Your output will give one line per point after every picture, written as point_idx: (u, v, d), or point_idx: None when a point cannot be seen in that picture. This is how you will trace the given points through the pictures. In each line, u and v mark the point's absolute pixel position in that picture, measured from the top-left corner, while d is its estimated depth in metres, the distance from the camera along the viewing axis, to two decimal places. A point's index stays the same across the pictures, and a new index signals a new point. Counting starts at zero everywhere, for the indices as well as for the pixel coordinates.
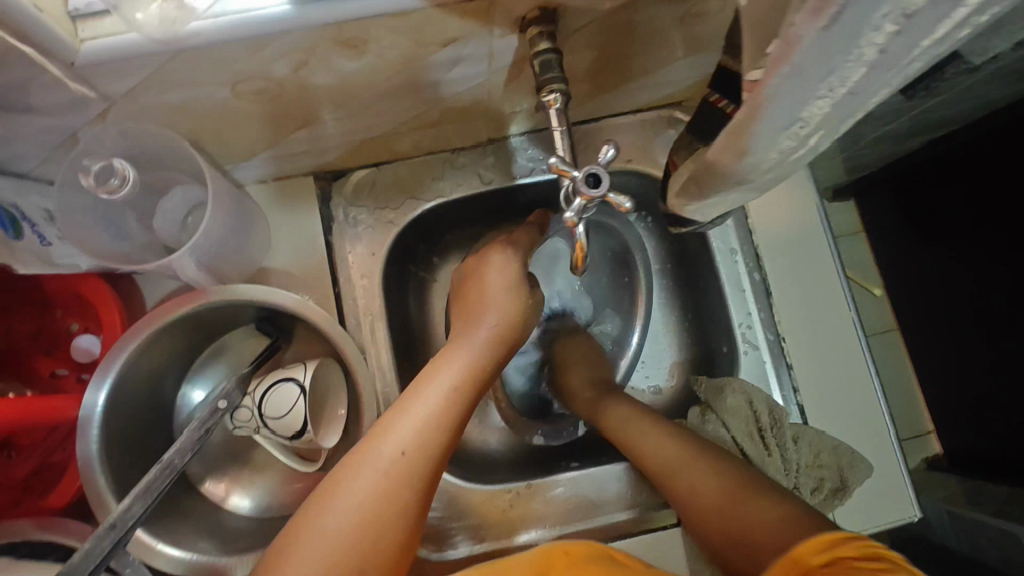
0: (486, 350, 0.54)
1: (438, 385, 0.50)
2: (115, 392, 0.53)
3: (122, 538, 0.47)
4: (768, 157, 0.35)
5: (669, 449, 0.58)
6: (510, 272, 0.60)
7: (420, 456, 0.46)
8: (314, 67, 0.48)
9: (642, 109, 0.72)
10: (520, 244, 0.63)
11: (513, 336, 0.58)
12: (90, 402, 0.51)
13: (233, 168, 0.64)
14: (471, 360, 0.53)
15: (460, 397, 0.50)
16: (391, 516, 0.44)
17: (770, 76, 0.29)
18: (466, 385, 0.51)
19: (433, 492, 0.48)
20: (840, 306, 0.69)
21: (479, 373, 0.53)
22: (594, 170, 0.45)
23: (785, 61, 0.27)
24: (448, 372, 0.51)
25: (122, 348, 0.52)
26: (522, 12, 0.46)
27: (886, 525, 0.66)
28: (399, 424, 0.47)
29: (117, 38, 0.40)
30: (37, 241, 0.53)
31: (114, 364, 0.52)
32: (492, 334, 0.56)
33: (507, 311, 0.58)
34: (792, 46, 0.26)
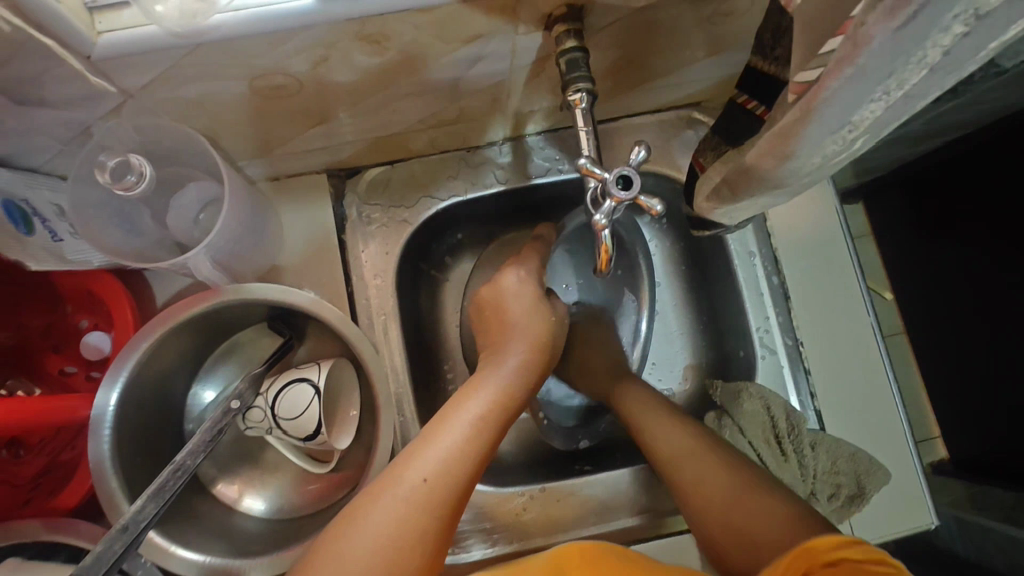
0: (515, 380, 0.54)
1: (463, 417, 0.49)
2: (127, 391, 0.52)
3: (135, 540, 0.46)
4: (812, 161, 0.34)
5: (675, 436, 0.57)
6: (528, 295, 0.60)
7: (445, 487, 0.46)
8: (333, 63, 0.47)
9: (659, 109, 0.71)
10: (529, 261, 0.62)
11: (541, 366, 0.57)
12: (103, 401, 0.50)
13: (246, 164, 0.62)
14: (498, 391, 0.52)
15: (484, 429, 0.50)
16: (411, 540, 0.43)
17: (830, 77, 0.27)
18: (490, 417, 0.50)
19: (455, 524, 0.47)
20: (858, 311, 0.69)
21: (506, 404, 0.52)
22: (625, 172, 0.43)
23: (850, 62, 0.26)
24: (472, 405, 0.50)
25: (135, 347, 0.51)
26: (548, 9, 0.45)
27: (904, 532, 0.65)
28: (424, 456, 0.46)
29: (137, 30, 0.39)
30: (49, 236, 0.52)
31: (128, 361, 0.51)
32: (519, 363, 0.55)
33: (536, 339, 0.57)
34: (860, 46, 0.25)
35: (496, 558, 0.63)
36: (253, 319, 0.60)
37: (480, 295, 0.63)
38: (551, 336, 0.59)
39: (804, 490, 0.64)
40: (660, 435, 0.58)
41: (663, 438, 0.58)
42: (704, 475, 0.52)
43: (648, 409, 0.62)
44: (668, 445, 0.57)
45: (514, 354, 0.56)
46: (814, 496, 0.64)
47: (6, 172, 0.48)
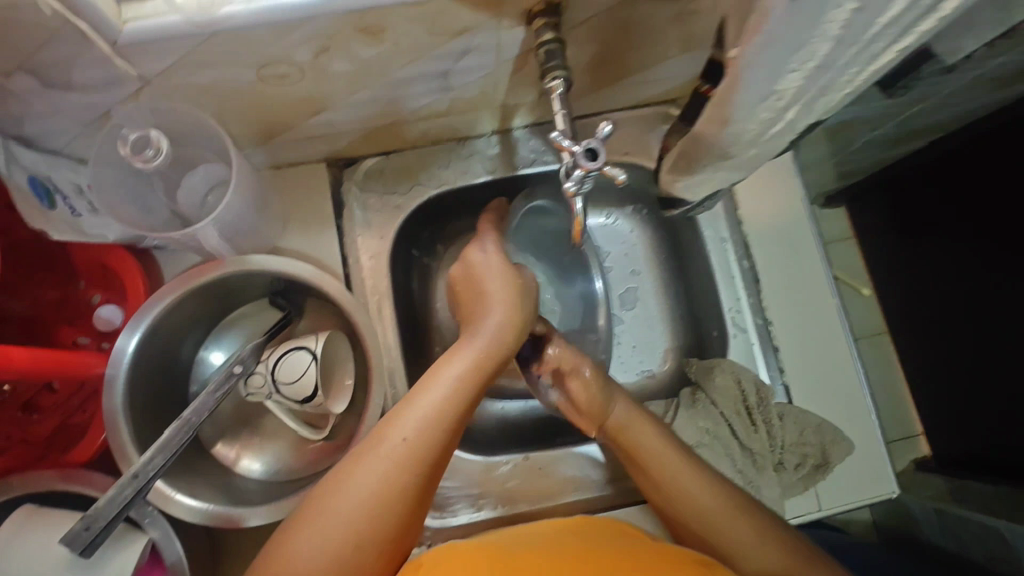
0: (492, 343, 0.57)
1: (442, 381, 0.53)
2: (146, 338, 0.56)
3: (144, 487, 0.50)
4: (750, 127, 0.38)
5: (712, 499, 0.58)
6: (498, 263, 0.63)
7: (424, 444, 0.50)
8: (333, 53, 0.52)
9: (638, 105, 0.76)
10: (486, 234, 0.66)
11: (519, 327, 0.60)
12: (123, 344, 0.54)
13: (250, 152, 0.67)
14: (475, 354, 0.56)
15: (461, 390, 0.53)
16: (391, 496, 0.48)
17: (745, 47, 0.30)
18: (468, 378, 0.54)
19: (435, 477, 0.51)
20: (824, 293, 0.73)
21: (484, 365, 0.56)
22: (593, 145, 0.47)
23: (757, 33, 0.29)
24: (452, 368, 0.54)
25: (151, 307, 0.56)
26: (528, 5, 0.50)
27: (867, 501, 0.69)
28: (405, 416, 0.50)
29: (160, 19, 0.43)
30: (69, 212, 0.56)
31: (149, 314, 0.55)
32: (494, 329, 0.58)
33: (510, 301, 0.60)
34: (763, 18, 0.28)
35: (482, 523, 0.67)
36: (255, 293, 0.65)
37: (456, 272, 0.67)
38: (523, 298, 0.62)
39: (772, 459, 0.69)
40: (692, 493, 0.58)
41: (698, 498, 0.58)
42: (755, 548, 0.54)
43: (663, 454, 0.61)
44: (704, 505, 0.58)
45: (491, 319, 0.59)
46: (782, 464, 0.69)
47: (30, 153, 0.54)
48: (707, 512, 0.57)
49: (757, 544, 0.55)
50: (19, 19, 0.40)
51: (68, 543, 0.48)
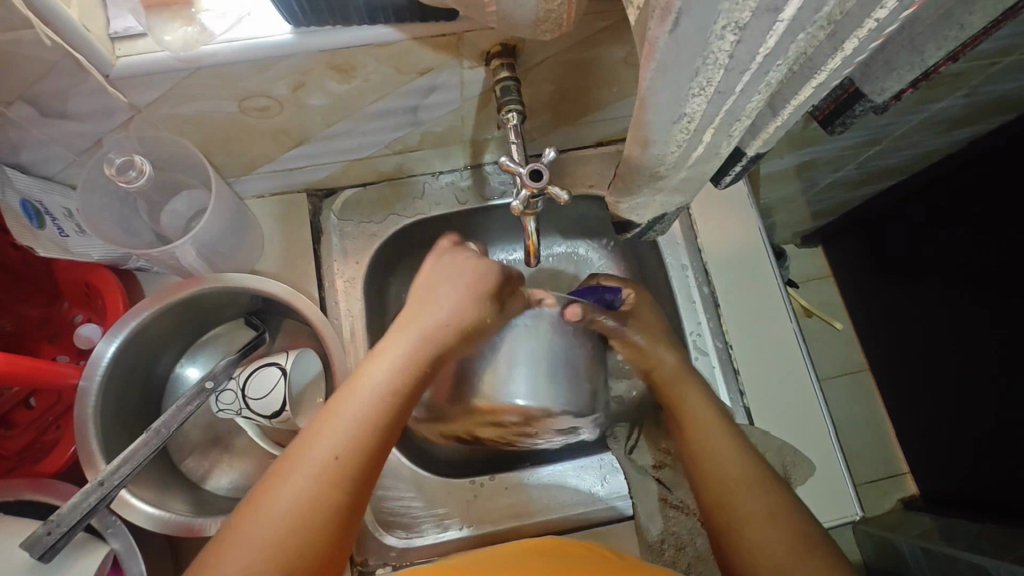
0: (436, 334, 0.57)
1: (370, 386, 0.52)
2: (123, 346, 0.58)
3: (108, 496, 0.51)
4: (670, 148, 0.42)
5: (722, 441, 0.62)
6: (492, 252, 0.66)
7: (350, 458, 0.49)
8: (310, 88, 0.57)
9: (602, 143, 0.81)
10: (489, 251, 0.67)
11: (469, 313, 0.59)
12: (102, 350, 0.56)
13: (235, 181, 0.72)
14: (406, 354, 0.55)
15: (388, 400, 0.52)
16: (319, 517, 0.46)
17: (646, 73, 0.35)
18: (399, 382, 0.53)
19: (366, 489, 0.50)
20: (782, 318, 0.76)
21: (416, 365, 0.55)
22: (537, 167, 0.52)
23: (653, 59, 0.33)
24: (378, 372, 0.53)
25: (133, 317, 0.58)
26: (486, 47, 0.55)
27: (831, 523, 0.70)
28: (329, 431, 0.49)
29: (149, 56, 0.48)
30: (57, 232, 0.59)
31: (129, 323, 0.58)
32: (424, 334, 0.56)
33: (468, 289, 0.60)
34: (654, 48, 0.32)
35: (449, 543, 0.67)
36: (232, 312, 0.68)
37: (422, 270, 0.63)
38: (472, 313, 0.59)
39: None
40: (723, 462, 0.60)
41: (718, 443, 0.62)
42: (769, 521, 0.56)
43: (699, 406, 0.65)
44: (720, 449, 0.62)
45: (430, 321, 0.57)
46: None
47: (25, 177, 0.58)
48: (729, 478, 0.59)
49: (766, 521, 0.56)
50: (23, 53, 0.45)
51: (26, 547, 0.48)
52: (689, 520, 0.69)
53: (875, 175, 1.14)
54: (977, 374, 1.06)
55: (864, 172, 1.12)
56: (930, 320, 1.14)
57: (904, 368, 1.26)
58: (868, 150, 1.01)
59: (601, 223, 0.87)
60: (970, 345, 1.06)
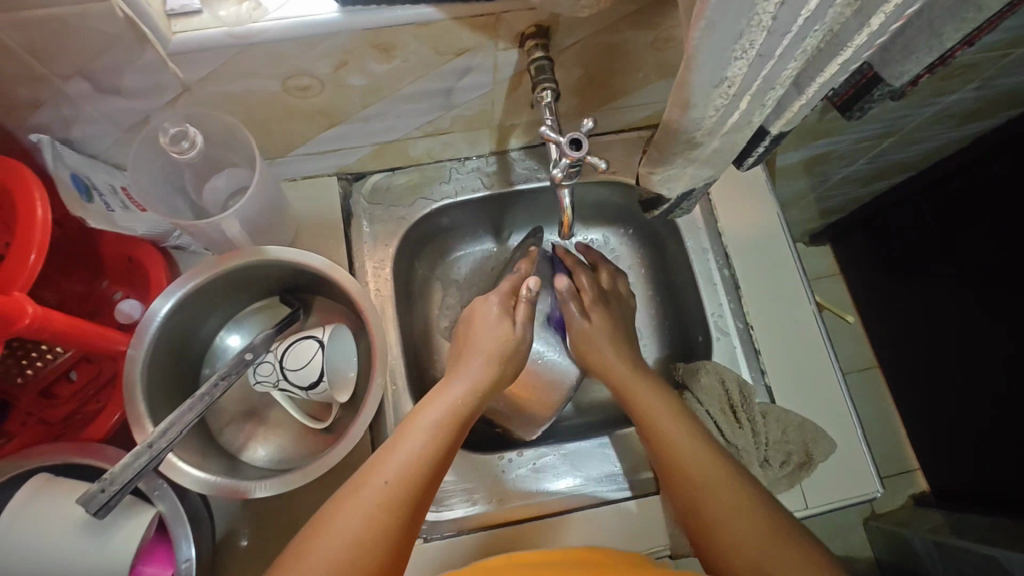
0: (480, 379, 0.60)
1: (423, 423, 0.54)
2: (170, 314, 0.60)
3: (155, 458, 0.53)
4: (709, 114, 0.44)
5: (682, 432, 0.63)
6: (506, 289, 0.70)
7: (406, 487, 0.49)
8: (351, 68, 0.59)
9: (623, 130, 0.83)
10: (500, 293, 0.69)
11: (505, 357, 0.63)
12: (156, 310, 0.59)
13: (271, 162, 0.74)
14: (453, 398, 0.57)
15: (441, 435, 0.54)
16: (377, 540, 0.46)
17: (694, 35, 0.37)
18: (449, 420, 0.55)
19: (420, 518, 0.50)
20: (800, 299, 0.78)
21: (461, 412, 0.57)
22: (576, 136, 0.53)
23: (703, 17, 0.35)
24: (430, 413, 0.55)
25: (184, 283, 0.60)
26: (521, 28, 0.58)
27: (851, 500, 0.71)
28: (386, 461, 0.51)
29: (204, 32, 0.50)
30: (104, 207, 0.60)
31: (178, 291, 0.60)
32: (469, 382, 0.59)
33: (498, 343, 0.64)
34: (705, 6, 0.34)
35: (477, 518, 0.68)
36: (270, 289, 0.69)
37: (460, 325, 0.69)
38: (507, 356, 0.64)
39: (758, 456, 0.71)
40: (706, 472, 0.58)
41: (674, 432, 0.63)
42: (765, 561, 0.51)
43: (658, 402, 0.66)
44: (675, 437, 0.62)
45: (471, 370, 0.61)
46: (768, 462, 0.71)
47: (74, 153, 0.60)
48: (683, 454, 0.61)
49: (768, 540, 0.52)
50: (88, 27, 0.47)
51: (81, 504, 0.50)
52: None
53: (887, 169, 1.16)
54: (981, 365, 1.08)
55: (876, 167, 1.14)
56: (934, 316, 1.16)
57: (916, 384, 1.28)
58: (881, 142, 1.03)
59: (620, 209, 0.88)
60: (974, 337, 1.08)
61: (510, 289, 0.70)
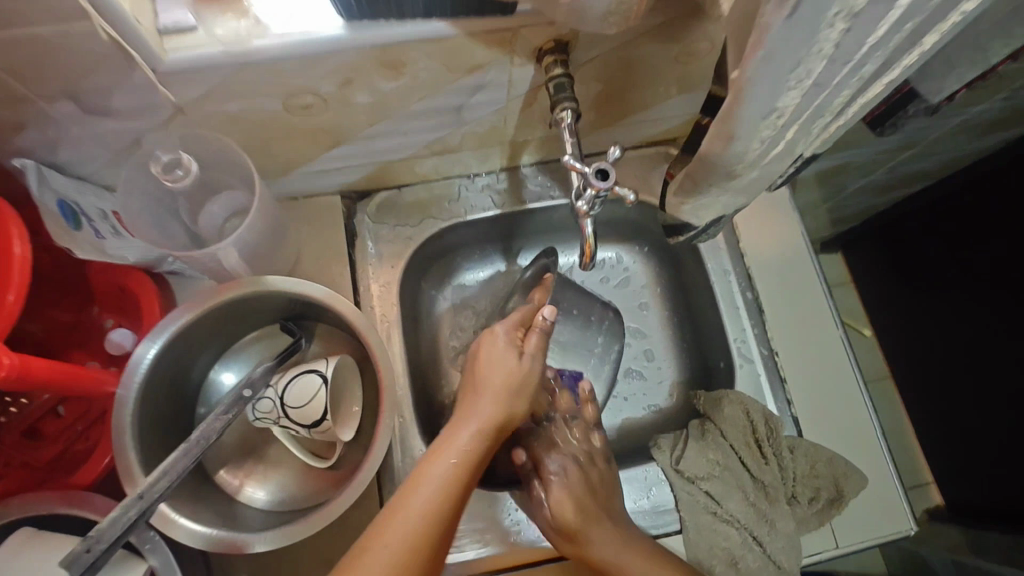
0: (491, 421, 0.55)
1: (431, 477, 0.49)
2: (161, 353, 0.56)
3: (146, 510, 0.49)
4: (752, 146, 0.41)
5: None
6: (516, 317, 0.65)
7: (413, 554, 0.44)
8: (356, 86, 0.55)
9: (641, 145, 0.79)
10: (512, 321, 0.65)
11: (517, 394, 0.58)
12: (141, 354, 0.55)
13: (270, 181, 0.70)
14: (462, 447, 0.52)
15: (451, 490, 0.49)
16: None
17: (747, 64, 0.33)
18: (459, 472, 0.50)
19: None
20: (827, 325, 0.74)
21: (472, 459, 0.52)
22: (602, 166, 0.51)
23: (760, 47, 0.32)
24: (439, 464, 0.50)
25: (175, 319, 0.56)
26: (539, 43, 0.54)
27: (882, 539, 0.68)
28: (390, 525, 0.45)
29: (199, 49, 0.46)
30: (93, 233, 0.57)
31: (167, 327, 0.56)
32: (479, 425, 0.54)
33: (509, 378, 0.58)
34: (764, 34, 0.31)
35: (488, 560, 0.65)
36: (268, 318, 0.66)
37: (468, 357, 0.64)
38: (518, 392, 0.58)
39: (785, 492, 0.68)
40: None
41: None
42: None
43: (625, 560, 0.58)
44: None
45: (481, 412, 0.56)
46: (796, 498, 0.68)
47: (61, 177, 0.56)
48: None
49: None
50: (73, 47, 0.43)
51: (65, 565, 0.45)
52: (739, 534, 0.65)
53: None
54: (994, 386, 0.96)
55: None
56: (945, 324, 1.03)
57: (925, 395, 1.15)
58: None
59: (636, 226, 0.84)
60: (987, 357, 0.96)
61: (520, 315, 0.66)
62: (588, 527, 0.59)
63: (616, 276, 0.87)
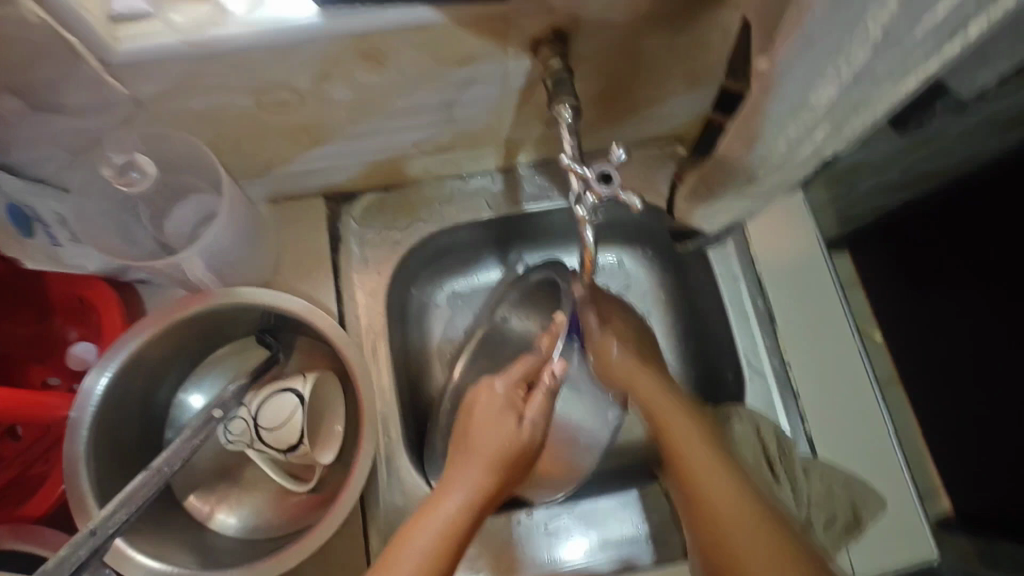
0: (480, 487, 0.50)
1: (409, 553, 0.44)
2: (116, 379, 0.53)
3: (101, 547, 0.44)
4: (778, 145, 0.39)
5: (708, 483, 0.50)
6: (524, 366, 0.56)
7: None
8: (334, 79, 0.50)
9: (644, 143, 0.74)
10: (515, 372, 0.56)
11: (512, 459, 0.52)
12: (90, 384, 0.51)
13: (246, 183, 0.65)
14: (444, 522, 0.47)
15: (433, 565, 0.44)
16: None
17: (780, 48, 0.31)
18: (441, 549, 0.45)
19: None
20: (844, 336, 0.69)
21: (456, 534, 0.46)
22: (605, 170, 0.48)
23: (797, 29, 0.29)
24: (417, 539, 0.45)
25: (128, 341, 0.53)
26: (535, 33, 0.49)
27: (901, 568, 0.63)
28: None
29: (155, 39, 0.41)
30: (49, 241, 0.54)
31: (120, 353, 0.52)
32: (468, 493, 0.49)
33: (503, 445, 0.52)
34: (803, 14, 0.29)
35: None
36: (243, 330, 0.61)
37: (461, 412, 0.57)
38: (515, 457, 0.53)
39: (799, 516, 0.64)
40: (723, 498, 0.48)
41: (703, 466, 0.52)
42: None
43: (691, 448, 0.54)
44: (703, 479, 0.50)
45: (470, 478, 0.50)
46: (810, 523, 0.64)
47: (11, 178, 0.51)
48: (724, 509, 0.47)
49: None
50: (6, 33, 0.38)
51: None
52: None
53: None
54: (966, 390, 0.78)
55: None
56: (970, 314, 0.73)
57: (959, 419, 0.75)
58: None
59: (638, 230, 0.79)
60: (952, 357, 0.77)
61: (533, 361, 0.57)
62: (636, 375, 0.60)
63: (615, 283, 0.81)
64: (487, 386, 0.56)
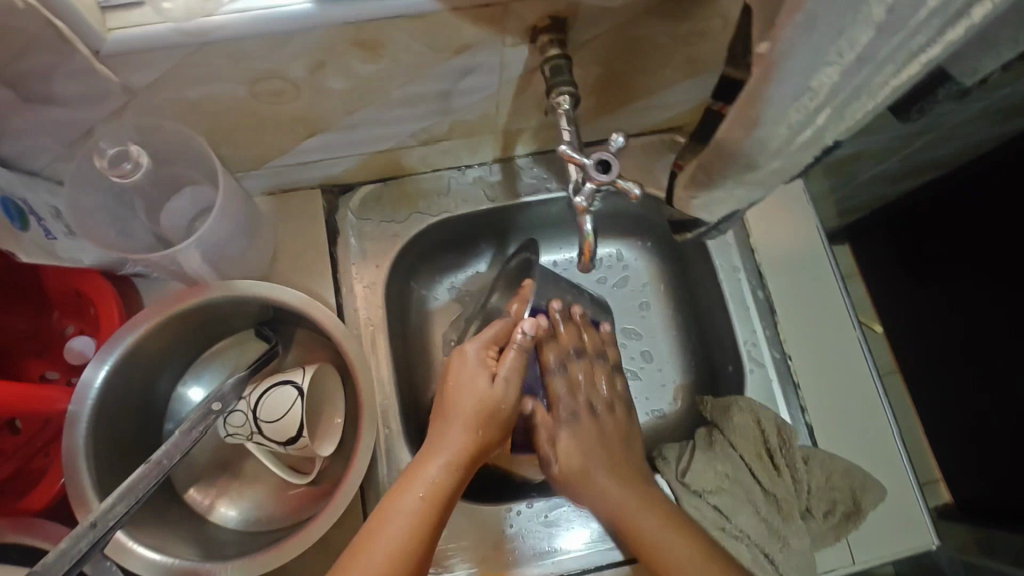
0: (461, 451, 0.51)
1: (397, 512, 0.46)
2: (115, 372, 0.53)
3: (100, 540, 0.44)
4: (779, 131, 0.39)
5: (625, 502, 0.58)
6: (493, 330, 0.58)
7: None
8: (330, 69, 0.49)
9: (643, 133, 0.74)
10: (488, 336, 0.58)
11: (490, 424, 0.54)
12: (89, 377, 0.51)
13: (241, 175, 0.64)
14: (429, 483, 0.49)
15: (421, 522, 0.46)
16: None
17: (782, 29, 0.31)
18: (427, 510, 0.47)
19: None
20: (843, 326, 0.69)
21: (441, 493, 0.49)
22: (604, 157, 0.48)
23: (799, 10, 0.29)
24: (405, 500, 0.47)
25: (126, 334, 0.52)
26: (533, 20, 0.48)
27: (902, 554, 0.63)
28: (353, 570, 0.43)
29: (147, 28, 0.41)
30: (43, 233, 0.52)
31: (119, 345, 0.52)
32: (450, 456, 0.51)
33: (479, 408, 0.53)
34: None
35: None
36: (242, 322, 0.61)
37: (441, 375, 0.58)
38: (492, 418, 0.54)
39: (799, 506, 0.63)
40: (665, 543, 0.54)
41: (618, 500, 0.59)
42: None
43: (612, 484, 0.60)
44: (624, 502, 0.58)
45: (451, 441, 0.51)
46: (810, 513, 0.63)
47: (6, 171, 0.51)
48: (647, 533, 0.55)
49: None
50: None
51: None
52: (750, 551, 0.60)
53: None
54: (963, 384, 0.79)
55: None
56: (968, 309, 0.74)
57: (961, 413, 0.77)
58: None
59: (638, 221, 0.79)
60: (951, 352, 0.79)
61: (497, 328, 0.59)
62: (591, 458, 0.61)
63: (616, 276, 0.81)
64: (462, 350, 0.57)
